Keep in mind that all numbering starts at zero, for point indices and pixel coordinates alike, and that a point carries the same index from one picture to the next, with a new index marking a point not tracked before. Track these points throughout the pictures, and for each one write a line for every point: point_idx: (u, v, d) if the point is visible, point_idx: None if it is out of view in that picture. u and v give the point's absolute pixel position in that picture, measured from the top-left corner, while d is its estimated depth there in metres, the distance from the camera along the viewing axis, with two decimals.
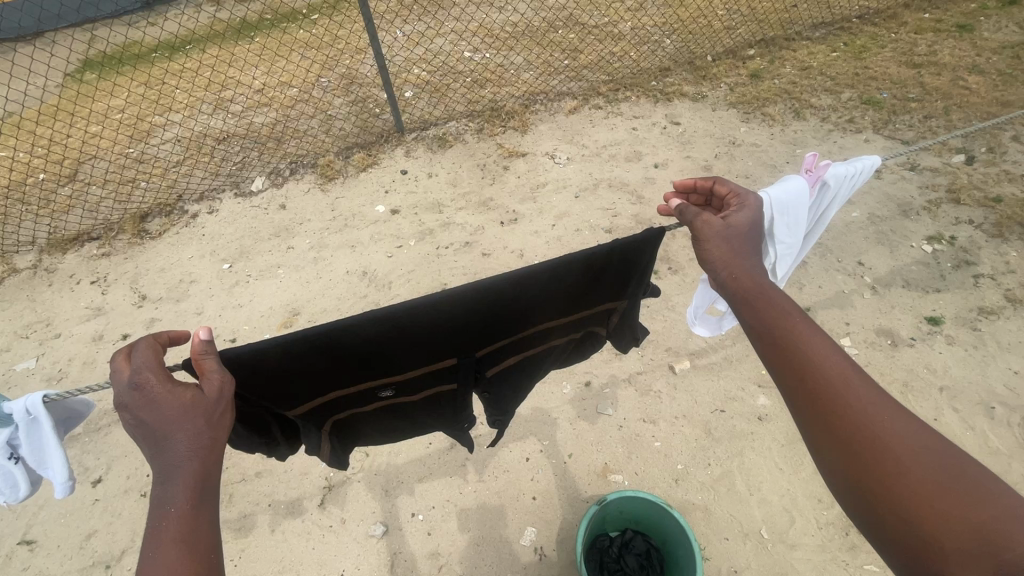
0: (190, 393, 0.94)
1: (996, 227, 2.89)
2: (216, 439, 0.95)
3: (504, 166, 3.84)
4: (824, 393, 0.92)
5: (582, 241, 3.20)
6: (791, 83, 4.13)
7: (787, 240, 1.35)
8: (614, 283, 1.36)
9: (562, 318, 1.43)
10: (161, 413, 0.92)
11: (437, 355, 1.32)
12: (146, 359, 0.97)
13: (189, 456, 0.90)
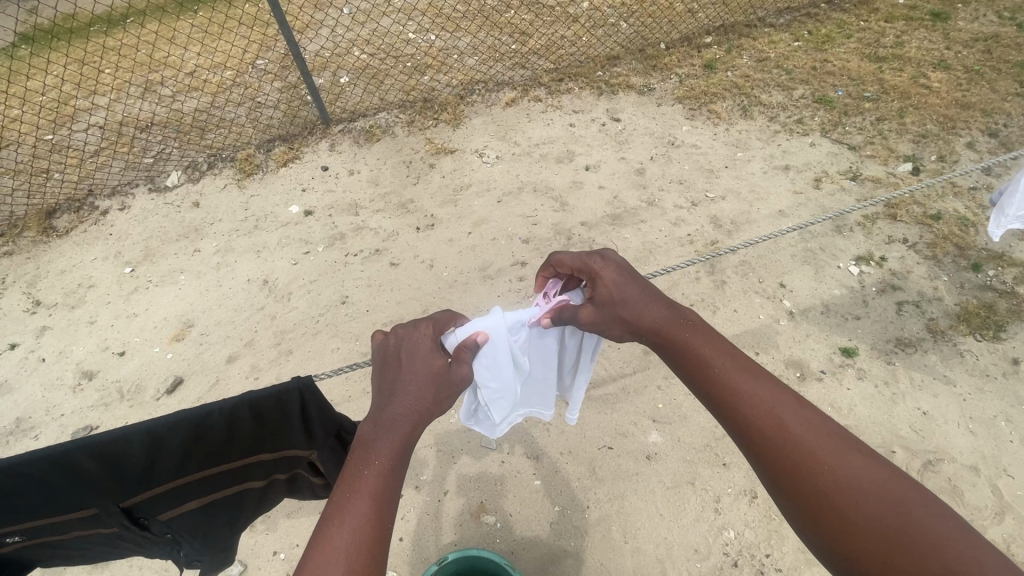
0: (439, 364, 1.19)
1: (930, 248, 2.70)
2: (436, 410, 1.16)
3: (430, 164, 3.61)
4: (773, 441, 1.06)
5: (496, 252, 3.01)
6: (743, 77, 3.85)
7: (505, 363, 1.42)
8: (298, 425, 1.15)
9: (247, 463, 1.19)
10: (418, 366, 1.17)
11: (75, 503, 1.06)
12: (432, 319, 1.27)
13: (410, 411, 1.11)
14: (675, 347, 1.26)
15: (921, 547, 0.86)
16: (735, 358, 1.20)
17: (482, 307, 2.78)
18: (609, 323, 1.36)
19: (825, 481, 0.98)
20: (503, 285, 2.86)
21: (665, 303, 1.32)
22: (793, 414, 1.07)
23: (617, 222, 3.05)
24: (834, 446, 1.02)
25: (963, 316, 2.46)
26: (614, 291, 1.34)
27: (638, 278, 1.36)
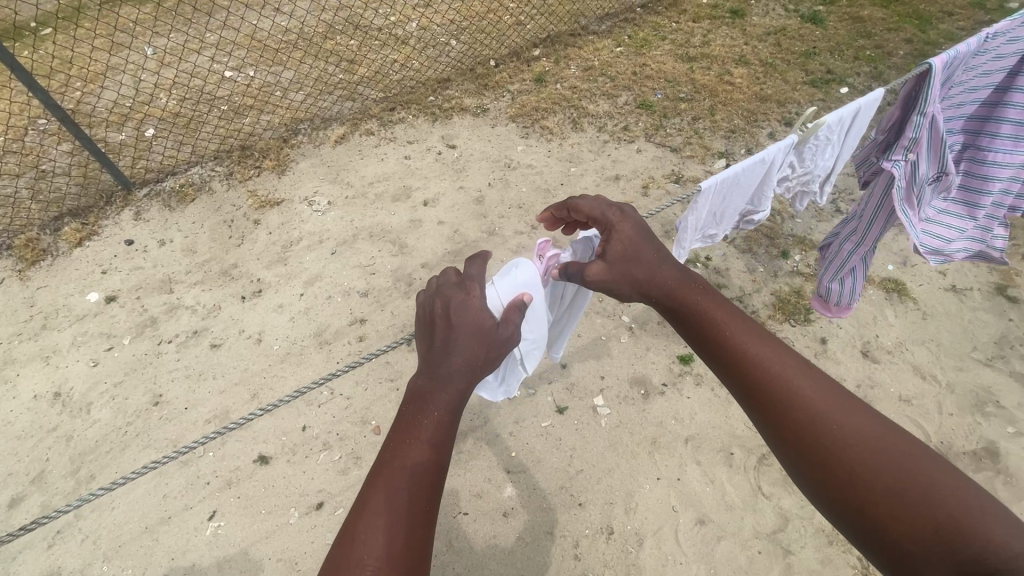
0: (489, 324, 1.12)
1: (746, 242, 2.88)
2: (488, 367, 1.10)
3: (254, 220, 3.26)
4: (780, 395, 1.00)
5: (333, 312, 2.78)
6: (572, 88, 3.89)
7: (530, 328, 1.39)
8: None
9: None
10: (465, 320, 1.10)
11: None
12: (476, 275, 1.19)
13: (465, 370, 1.04)
14: (683, 311, 1.19)
15: (951, 511, 0.78)
16: (746, 322, 1.12)
17: (321, 379, 2.54)
18: (617, 283, 1.26)
19: (830, 439, 0.93)
20: (342, 350, 2.64)
21: (677, 269, 1.25)
22: (805, 378, 1.01)
23: (458, 259, 2.95)
24: (843, 406, 0.95)
25: (779, 304, 2.64)
26: (630, 251, 1.26)
27: (654, 242, 1.29)
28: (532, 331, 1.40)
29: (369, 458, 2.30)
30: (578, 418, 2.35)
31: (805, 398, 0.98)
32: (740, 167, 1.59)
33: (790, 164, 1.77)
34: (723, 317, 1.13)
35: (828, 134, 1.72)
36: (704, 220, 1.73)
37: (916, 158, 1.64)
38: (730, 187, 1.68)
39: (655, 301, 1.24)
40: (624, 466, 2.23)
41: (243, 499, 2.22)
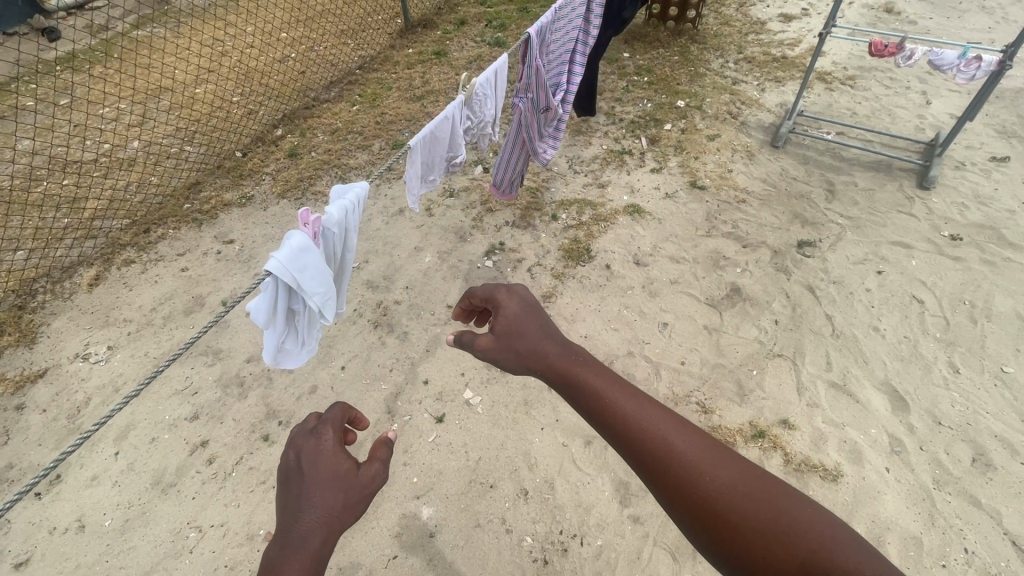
0: (346, 469, 1.11)
1: (523, 220, 3.42)
2: (350, 515, 1.08)
3: (14, 406, 2.69)
4: (651, 449, 0.97)
5: (165, 450, 2.47)
6: (327, 151, 4.09)
7: (320, 290, 1.37)
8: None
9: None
10: (319, 472, 1.10)
11: None
12: (330, 419, 1.18)
13: (318, 528, 1.02)
14: (561, 379, 1.15)
15: (817, 545, 0.79)
16: (617, 380, 1.08)
17: (181, 524, 2.25)
18: (505, 358, 1.25)
19: (706, 487, 0.89)
20: (194, 482, 2.37)
21: (558, 338, 1.22)
22: (678, 430, 0.97)
23: None
24: (717, 455, 0.93)
25: (567, 254, 3.20)
26: (515, 327, 1.26)
27: (542, 316, 1.28)
28: (322, 286, 1.38)
29: None
30: (457, 417, 2.52)
31: (679, 453, 0.94)
32: (435, 123, 1.87)
33: (467, 117, 2.16)
34: (599, 375, 1.10)
35: (484, 91, 2.17)
36: (421, 172, 2.02)
37: (532, 96, 2.50)
38: (430, 140, 1.95)
39: (538, 372, 1.20)
40: (513, 434, 2.46)
41: None
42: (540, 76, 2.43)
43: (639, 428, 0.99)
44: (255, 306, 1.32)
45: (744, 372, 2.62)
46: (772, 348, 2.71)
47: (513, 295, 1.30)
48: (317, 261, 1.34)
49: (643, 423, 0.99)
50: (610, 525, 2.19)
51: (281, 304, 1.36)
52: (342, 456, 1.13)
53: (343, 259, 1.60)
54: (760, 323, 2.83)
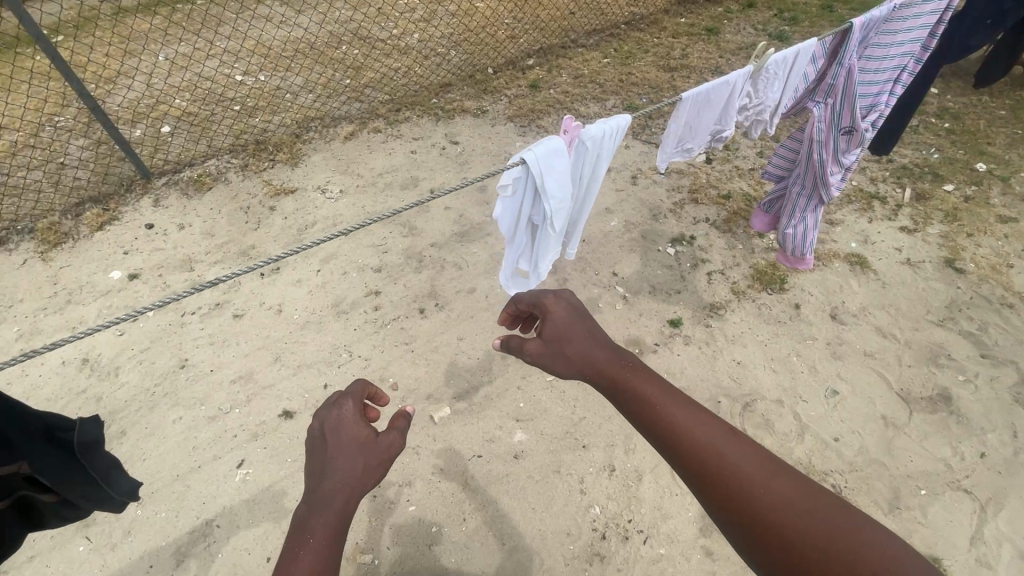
0: (366, 433, 1.11)
1: (725, 224, 3.21)
2: (370, 480, 1.07)
3: (270, 206, 3.46)
4: (708, 461, 0.96)
5: (349, 285, 2.98)
6: (564, 93, 4.23)
7: (557, 197, 1.59)
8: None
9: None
10: (342, 439, 1.09)
11: None
12: (352, 391, 1.17)
13: (340, 499, 1.01)
14: (611, 387, 1.13)
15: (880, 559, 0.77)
16: (666, 388, 1.08)
17: (339, 344, 2.73)
18: (556, 362, 1.23)
19: (764, 503, 0.89)
20: (358, 318, 2.83)
21: (607, 344, 1.21)
22: (732, 444, 0.97)
23: (464, 239, 3.18)
24: (772, 468, 0.93)
25: (756, 275, 2.94)
26: (563, 332, 1.24)
27: (590, 320, 1.26)
28: (560, 193, 1.58)
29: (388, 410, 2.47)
30: None
31: (736, 467, 0.94)
32: (711, 86, 1.88)
33: (746, 93, 2.07)
34: (654, 385, 1.08)
35: (775, 70, 2.02)
36: (678, 132, 2.04)
37: (832, 102, 2.24)
38: (699, 105, 1.96)
39: (587, 376, 1.18)
40: (623, 414, 2.45)
41: (270, 449, 2.37)
42: (850, 78, 2.16)
43: (696, 440, 0.98)
44: (503, 217, 1.67)
45: (907, 486, 2.21)
46: (959, 479, 2.22)
47: (566, 294, 1.30)
48: (564, 167, 1.54)
49: (699, 436, 0.98)
50: (679, 545, 2.10)
51: (526, 205, 1.63)
52: (361, 425, 1.12)
53: (590, 185, 1.77)
54: (958, 446, 2.32)
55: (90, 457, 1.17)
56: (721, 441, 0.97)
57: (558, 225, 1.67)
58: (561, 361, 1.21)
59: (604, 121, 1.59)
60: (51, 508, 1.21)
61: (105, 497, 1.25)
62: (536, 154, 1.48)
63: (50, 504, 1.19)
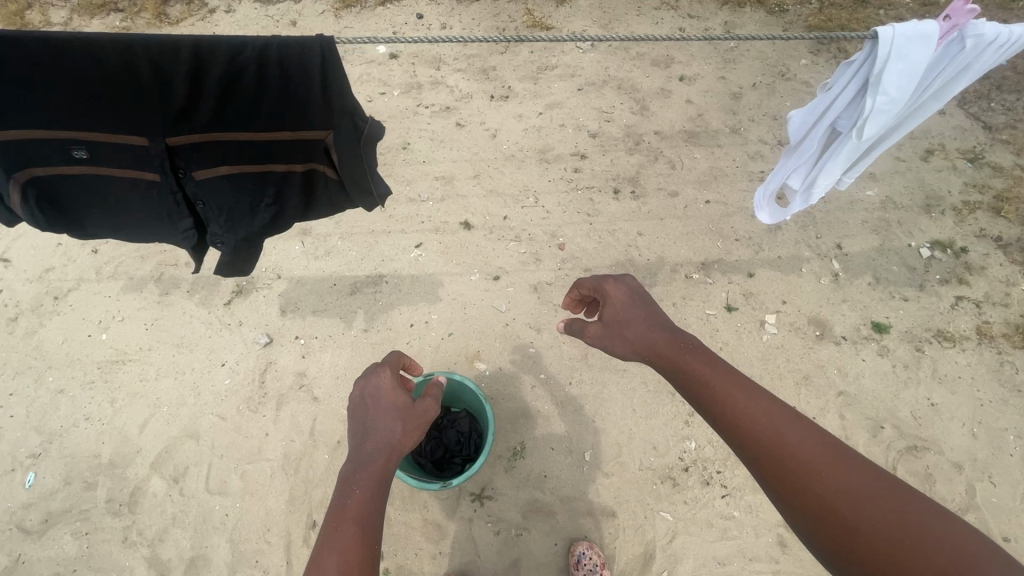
0: (404, 399, 1.24)
1: (1016, 254, 2.50)
2: (407, 442, 1.19)
3: (522, 36, 3.44)
4: (757, 442, 0.95)
5: (561, 138, 2.97)
6: (894, 19, 3.34)
7: (893, 91, 1.49)
8: (317, 91, 1.11)
9: (126, 170, 1.21)
10: (380, 404, 1.21)
11: (132, 128, 1.13)
12: (388, 364, 1.31)
13: (381, 453, 1.13)
14: (669, 369, 1.16)
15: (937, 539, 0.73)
16: (720, 370, 1.09)
17: (530, 187, 2.81)
18: (619, 347, 1.28)
19: (815, 480, 0.86)
20: (556, 172, 2.85)
21: (665, 326, 1.23)
22: (784, 421, 0.96)
23: (691, 141, 2.91)
24: (823, 446, 0.90)
25: (1020, 328, 2.33)
26: (621, 314, 1.28)
27: (648, 303, 1.29)
28: (899, 87, 1.48)
29: (547, 263, 2.57)
30: (742, 322, 2.39)
31: (785, 443, 0.92)
32: None
33: None
34: (710, 375, 1.08)
35: None
36: None
37: None
38: None
39: (648, 357, 1.22)
40: (766, 383, 2.27)
41: (442, 246, 2.66)
42: None
43: (747, 419, 0.98)
44: (796, 120, 1.73)
45: None
46: None
47: (630, 280, 1.33)
48: (923, 58, 1.43)
49: (750, 415, 0.98)
50: (755, 518, 2.05)
51: (848, 90, 1.58)
52: (398, 392, 1.25)
53: (927, 102, 1.62)
54: None
55: (364, 153, 1.20)
56: (774, 420, 0.96)
57: (871, 127, 1.58)
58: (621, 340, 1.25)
59: (1002, 25, 1.41)
60: (328, 185, 1.33)
61: (357, 199, 1.28)
62: (899, 31, 1.41)
63: (328, 181, 1.31)
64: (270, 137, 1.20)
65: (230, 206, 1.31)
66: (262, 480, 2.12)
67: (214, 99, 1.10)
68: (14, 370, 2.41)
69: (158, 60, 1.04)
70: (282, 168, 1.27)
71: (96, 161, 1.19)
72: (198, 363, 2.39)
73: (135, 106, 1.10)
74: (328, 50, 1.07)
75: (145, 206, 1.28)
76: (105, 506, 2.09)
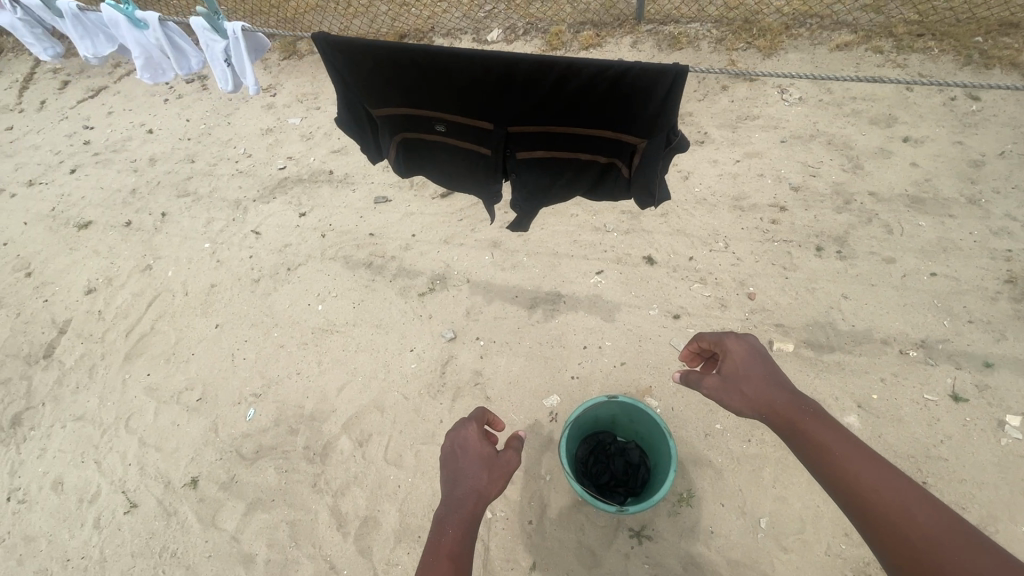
0: (491, 449, 1.29)
1: None
2: (494, 489, 1.24)
3: (724, 85, 3.38)
4: (894, 537, 0.79)
5: (759, 187, 2.86)
6: None
7: None
8: (648, 108, 1.20)
9: (468, 144, 1.47)
10: (469, 453, 1.27)
11: (483, 118, 1.34)
12: (476, 415, 1.38)
13: (471, 499, 1.18)
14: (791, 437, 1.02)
15: None
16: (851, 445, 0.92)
17: (720, 231, 2.72)
18: (735, 406, 1.15)
19: None
20: (751, 220, 2.74)
21: (787, 386, 1.09)
22: (929, 513, 0.78)
23: (914, 206, 2.63)
24: (984, 551, 0.70)
25: None
26: (739, 368, 1.15)
27: (772, 360, 1.15)
28: None
29: (733, 310, 2.47)
30: (972, 417, 2.06)
31: (934, 542, 0.74)
32: None
33: None
34: (837, 447, 0.93)
35: None
36: None
37: None
38: None
39: (768, 421, 1.08)
40: (1002, 495, 1.91)
41: (622, 276, 2.68)
42: None
43: (882, 508, 0.82)
44: None
45: None
46: None
47: (745, 334, 1.20)
48: None
49: (884, 503, 0.82)
50: None
51: None
52: (484, 442, 1.31)
53: None
54: None
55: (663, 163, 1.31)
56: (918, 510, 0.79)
57: None
58: (737, 398, 1.13)
59: None
60: (619, 177, 1.46)
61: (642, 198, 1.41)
62: None
63: (621, 175, 1.43)
64: (590, 134, 1.32)
65: (534, 183, 1.51)
66: (433, 462, 2.28)
67: (561, 104, 1.25)
68: (252, 321, 2.91)
69: (530, 71, 1.17)
70: (587, 158, 1.42)
71: (449, 134, 1.46)
72: (391, 344, 2.67)
73: (496, 105, 1.29)
74: (676, 78, 1.13)
75: (471, 171, 1.56)
76: (303, 451, 2.40)
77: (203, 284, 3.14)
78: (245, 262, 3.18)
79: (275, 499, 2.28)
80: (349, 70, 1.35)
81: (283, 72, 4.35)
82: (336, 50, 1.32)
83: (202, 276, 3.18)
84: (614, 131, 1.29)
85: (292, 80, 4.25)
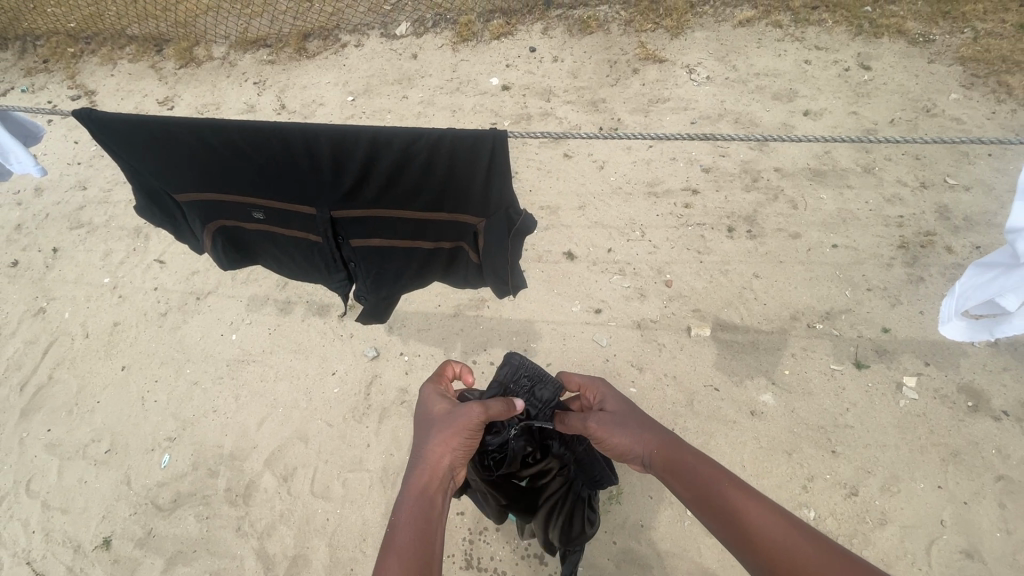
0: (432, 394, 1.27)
1: None
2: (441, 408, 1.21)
3: (634, 69, 3.35)
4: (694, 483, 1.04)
5: (672, 171, 2.85)
6: None
7: None
8: (482, 183, 1.11)
9: (297, 233, 1.35)
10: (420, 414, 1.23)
11: (300, 197, 1.24)
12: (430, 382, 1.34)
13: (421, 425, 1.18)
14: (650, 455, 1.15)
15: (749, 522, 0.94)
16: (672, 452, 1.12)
17: (637, 220, 2.71)
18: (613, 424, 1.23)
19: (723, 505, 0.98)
20: (665, 207, 2.74)
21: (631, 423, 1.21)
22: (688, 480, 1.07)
23: (816, 180, 2.70)
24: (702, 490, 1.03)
25: None
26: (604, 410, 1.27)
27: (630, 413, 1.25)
28: None
29: (652, 299, 2.48)
30: (874, 382, 2.16)
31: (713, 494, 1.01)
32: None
33: None
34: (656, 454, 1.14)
35: None
36: None
37: None
38: None
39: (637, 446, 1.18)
40: (902, 454, 2.02)
41: (544, 274, 2.62)
42: None
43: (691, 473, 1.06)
44: None
45: None
46: None
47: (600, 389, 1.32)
48: None
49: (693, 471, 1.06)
50: None
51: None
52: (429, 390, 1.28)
53: None
54: None
55: (513, 244, 1.21)
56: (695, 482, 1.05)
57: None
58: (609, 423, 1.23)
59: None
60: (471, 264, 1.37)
61: (503, 283, 1.30)
62: None
63: (472, 261, 1.34)
64: (430, 218, 1.24)
65: (376, 269, 1.39)
66: (361, 489, 2.21)
67: (374, 190, 1.17)
68: (160, 359, 2.70)
69: (330, 140, 1.08)
70: (430, 246, 1.33)
71: (268, 223, 1.35)
72: (310, 370, 2.55)
73: (307, 187, 1.20)
74: (498, 145, 1.04)
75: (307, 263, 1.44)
76: (225, 494, 2.27)
77: (103, 323, 2.86)
78: (148, 295, 2.92)
79: (196, 549, 2.16)
80: (115, 149, 1.21)
81: (179, 82, 3.82)
82: (99, 125, 1.17)
83: (103, 315, 2.90)
84: (454, 214, 1.22)
85: (190, 90, 3.75)
